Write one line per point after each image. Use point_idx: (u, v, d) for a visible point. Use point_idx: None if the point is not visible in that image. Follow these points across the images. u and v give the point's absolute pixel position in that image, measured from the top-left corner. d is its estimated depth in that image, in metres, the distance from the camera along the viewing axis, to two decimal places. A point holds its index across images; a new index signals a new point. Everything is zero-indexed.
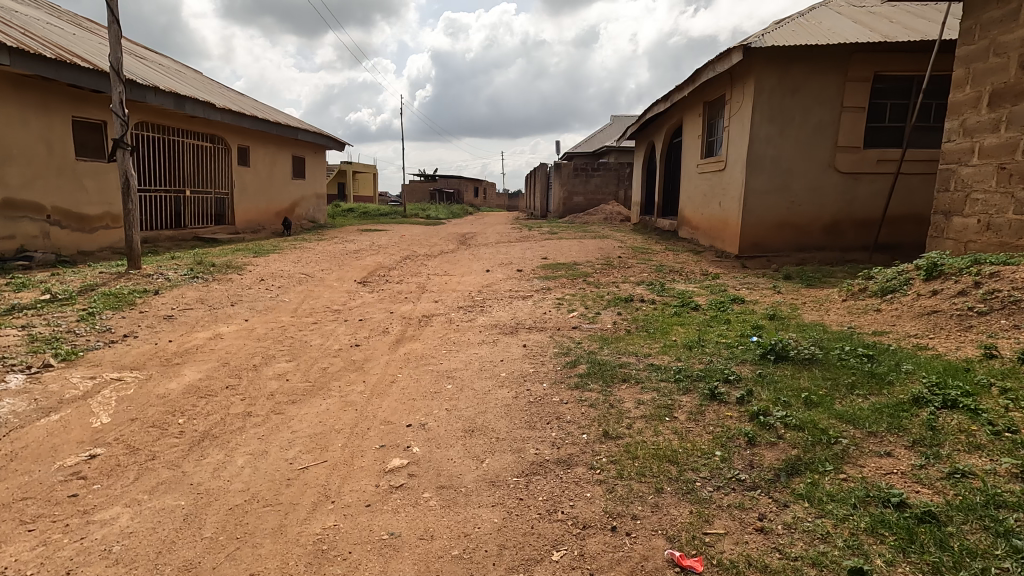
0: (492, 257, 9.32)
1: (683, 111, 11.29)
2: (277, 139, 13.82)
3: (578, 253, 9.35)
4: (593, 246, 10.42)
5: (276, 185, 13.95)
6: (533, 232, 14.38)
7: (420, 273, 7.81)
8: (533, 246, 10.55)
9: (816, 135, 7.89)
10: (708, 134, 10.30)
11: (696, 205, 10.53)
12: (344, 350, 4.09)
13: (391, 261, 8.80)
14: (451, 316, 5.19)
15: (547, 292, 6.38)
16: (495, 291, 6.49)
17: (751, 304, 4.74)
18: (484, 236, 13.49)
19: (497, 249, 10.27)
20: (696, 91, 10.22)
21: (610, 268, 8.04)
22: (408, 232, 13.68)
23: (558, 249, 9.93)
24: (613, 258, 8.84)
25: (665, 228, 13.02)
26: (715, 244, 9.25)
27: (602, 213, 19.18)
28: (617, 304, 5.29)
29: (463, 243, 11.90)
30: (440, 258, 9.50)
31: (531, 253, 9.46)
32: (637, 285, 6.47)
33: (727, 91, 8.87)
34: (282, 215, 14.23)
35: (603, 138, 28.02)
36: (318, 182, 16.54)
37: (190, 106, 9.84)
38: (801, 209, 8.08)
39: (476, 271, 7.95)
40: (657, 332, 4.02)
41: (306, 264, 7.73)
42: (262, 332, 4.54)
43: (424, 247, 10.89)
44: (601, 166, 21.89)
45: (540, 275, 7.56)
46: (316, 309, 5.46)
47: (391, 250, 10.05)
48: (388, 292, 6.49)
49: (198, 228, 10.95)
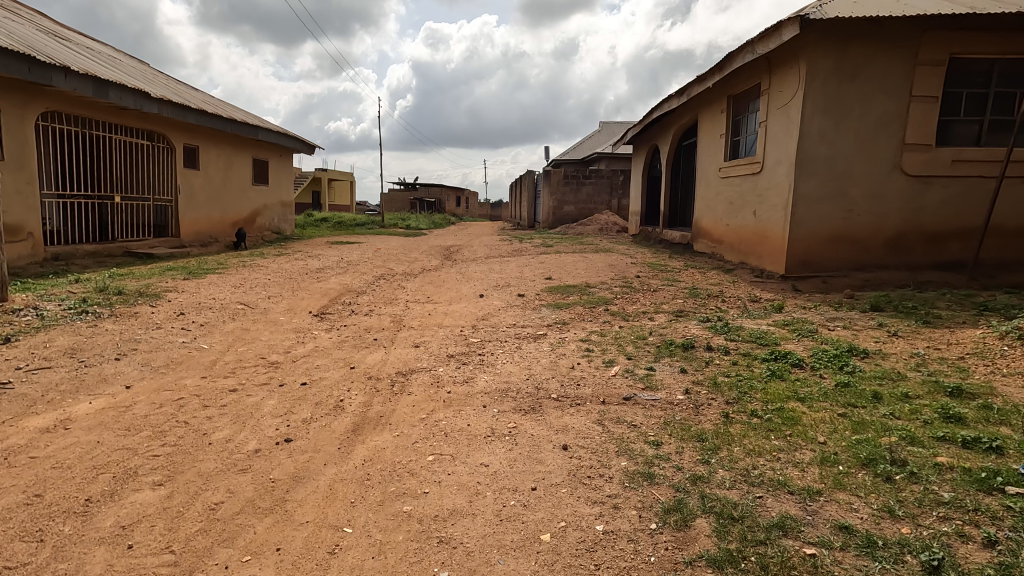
0: (483, 276, 7.74)
1: (701, 106, 9.91)
2: (232, 139, 12.09)
3: (587, 272, 7.85)
4: (602, 263, 8.92)
5: (232, 191, 12.22)
6: (526, 245, 12.85)
7: (396, 300, 6.21)
8: (530, 262, 9.01)
9: (878, 130, 6.52)
10: (733, 133, 8.91)
11: (719, 215, 9.11)
12: (266, 453, 2.47)
13: (362, 283, 7.18)
14: (439, 374, 3.59)
15: (564, 330, 4.83)
16: (495, 328, 4.92)
17: (882, 359, 3.23)
18: (471, 249, 11.91)
19: (489, 266, 8.71)
20: (719, 82, 8.83)
21: (632, 291, 6.54)
22: (384, 245, 12.04)
23: (561, 267, 8.40)
24: (630, 279, 7.35)
25: (676, 240, 11.59)
26: (749, 261, 7.80)
27: (597, 222, 17.77)
28: (673, 355, 3.74)
29: (448, 258, 10.32)
30: (421, 278, 7.88)
31: (530, 272, 7.91)
32: (682, 320, 4.95)
33: (764, 80, 7.47)
34: (239, 225, 12.52)
35: (593, 145, 26.77)
36: (283, 188, 14.82)
37: (116, 94, 8.11)
38: (860, 220, 6.68)
39: (467, 296, 6.35)
40: (776, 419, 2.49)
41: (249, 289, 6.06)
42: (141, 412, 2.90)
43: (402, 263, 9.29)
44: (593, 173, 20.49)
45: (549, 303, 6.02)
46: (246, 363, 3.82)
47: (362, 268, 8.41)
48: (353, 329, 4.87)
49: (131, 241, 9.21)
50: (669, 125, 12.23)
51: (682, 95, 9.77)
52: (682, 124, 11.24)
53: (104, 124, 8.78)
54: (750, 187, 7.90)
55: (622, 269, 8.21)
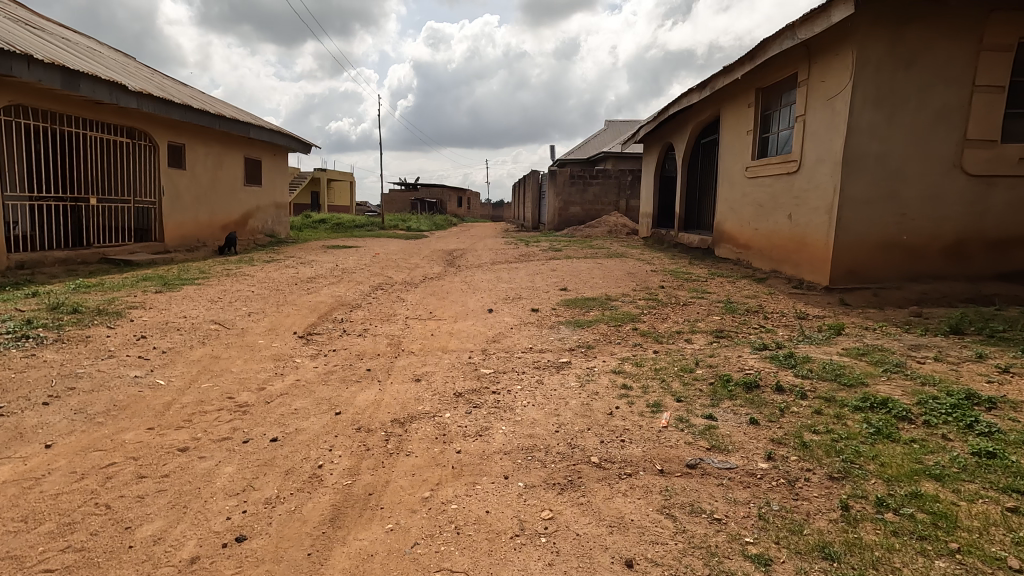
0: (491, 286, 7.04)
1: (724, 101, 9.20)
2: (222, 137, 11.39)
3: (605, 282, 7.13)
4: (619, 270, 8.21)
5: (222, 192, 11.54)
6: (534, 249, 12.14)
7: (394, 316, 5.51)
8: (541, 270, 8.30)
9: (936, 124, 5.80)
10: (762, 129, 8.19)
11: (745, 218, 8.39)
12: (205, 565, 1.76)
13: (357, 295, 6.49)
14: (446, 424, 2.88)
15: (590, 357, 4.13)
16: (509, 353, 4.22)
17: (1013, 411, 2.52)
18: (475, 254, 11.21)
19: (497, 274, 7.99)
20: (748, 74, 8.10)
21: (659, 305, 5.83)
22: (383, 249, 11.35)
23: (576, 276, 7.69)
24: (654, 290, 6.65)
25: (694, 244, 10.89)
26: (784, 269, 7.09)
27: (605, 224, 17.07)
28: (733, 396, 3.04)
29: (451, 264, 9.61)
30: (422, 288, 7.17)
31: (542, 282, 7.20)
32: (727, 344, 4.24)
33: (802, 70, 6.75)
34: (229, 229, 11.84)
35: (598, 144, 26.07)
36: (277, 188, 14.14)
37: (87, 86, 7.42)
38: (914, 225, 5.96)
39: (474, 311, 5.65)
40: (918, 516, 1.79)
41: (227, 304, 5.35)
42: (50, 489, 2.18)
43: (403, 270, 8.59)
44: (600, 173, 19.75)
45: (567, 320, 5.32)
46: (208, 407, 3.11)
47: (357, 277, 7.70)
48: (342, 355, 4.17)
49: (108, 247, 8.52)
50: (686, 121, 11.52)
51: (703, 89, 9.06)
52: (701, 120, 10.54)
53: (79, 120, 8.10)
54: (784, 189, 7.18)
55: (643, 278, 7.49)
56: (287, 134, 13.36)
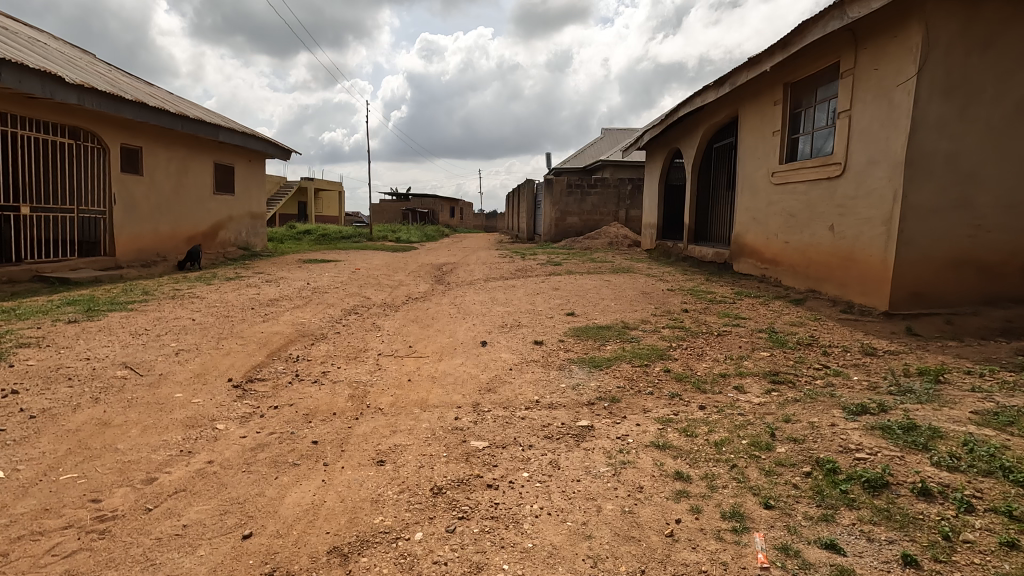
0: (485, 309, 6.01)
1: (744, 99, 8.25)
2: (187, 140, 10.33)
3: (619, 304, 6.12)
4: (632, 288, 7.19)
5: (187, 202, 10.47)
6: (531, 263, 11.12)
7: (365, 351, 4.45)
8: (544, 289, 7.28)
9: (1017, 118, 4.86)
10: (792, 129, 7.23)
11: (772, 229, 7.44)
12: None
13: (325, 322, 5.44)
14: (414, 560, 1.82)
15: (617, 418, 3.08)
16: (509, 412, 3.17)
17: None
18: (466, 268, 10.17)
19: (492, 294, 6.95)
20: (776, 67, 7.14)
21: (689, 335, 4.82)
22: (365, 264, 10.32)
23: (583, 296, 6.66)
24: (678, 314, 5.63)
25: (708, 258, 9.92)
26: (826, 290, 6.10)
27: (605, 235, 16.12)
28: (852, 503, 2.00)
29: (439, 282, 8.55)
30: (404, 312, 6.12)
31: (545, 304, 6.17)
32: (796, 399, 3.21)
33: (848, 58, 5.79)
34: (196, 242, 10.76)
35: (594, 153, 25.24)
36: (253, 196, 13.09)
37: (12, 77, 6.38)
38: (990, 239, 5.00)
39: (464, 345, 4.60)
40: None
41: (154, 339, 4.26)
42: None
43: (384, 290, 7.54)
44: (598, 182, 18.81)
45: (578, 356, 4.29)
46: (52, 522, 2.03)
47: (329, 298, 6.62)
48: (285, 417, 3.10)
49: (46, 263, 7.44)
50: (698, 124, 10.60)
51: (722, 86, 8.13)
52: (716, 121, 9.65)
53: (9, 118, 7.05)
54: (824, 196, 6.22)
55: (661, 299, 6.47)
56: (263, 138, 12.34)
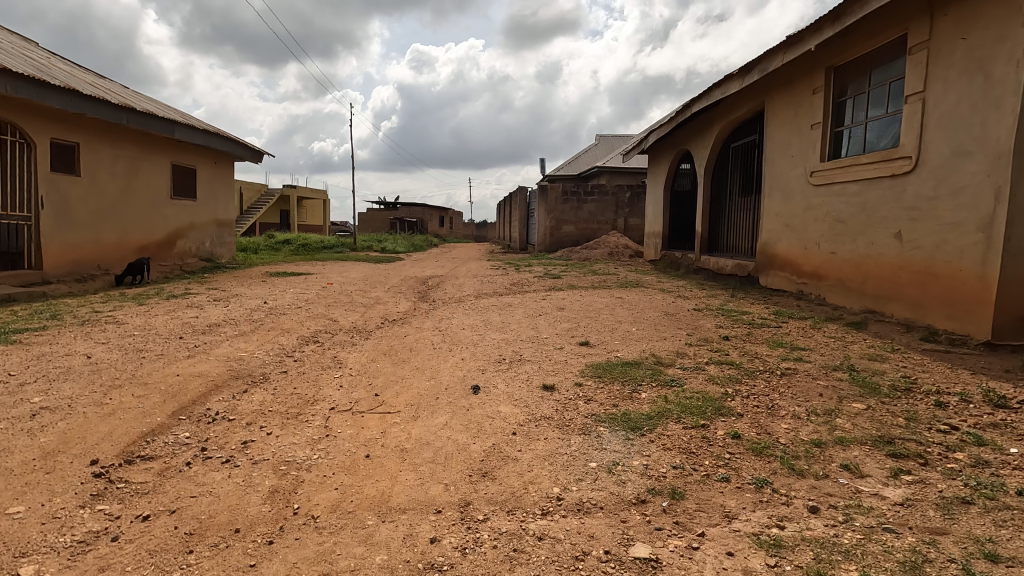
0: (475, 336, 4.84)
1: (774, 89, 7.19)
2: (137, 137, 9.11)
3: (641, 329, 4.98)
4: (651, 307, 6.06)
5: (137, 209, 9.23)
6: (528, 276, 9.97)
7: (314, 404, 3.26)
8: (547, 308, 6.12)
9: None
10: (837, 120, 6.16)
11: (813, 238, 6.37)
12: None
13: (271, 358, 4.24)
14: None
15: (692, 540, 1.92)
16: (517, 529, 1.99)
17: None
18: (455, 282, 9.01)
19: (484, 315, 5.78)
20: (819, 47, 6.08)
21: (745, 376, 3.68)
22: (339, 277, 9.15)
23: (596, 318, 5.51)
24: (719, 344, 4.50)
25: (727, 270, 8.84)
26: (893, 311, 5.02)
27: (605, 245, 15.03)
28: None
29: (422, 299, 7.39)
30: (376, 339, 4.94)
31: (550, 330, 5.01)
32: (962, 497, 2.08)
33: (922, 28, 4.73)
34: (148, 254, 9.51)
35: (589, 160, 24.28)
36: (220, 202, 11.87)
37: None
38: None
39: (449, 393, 3.42)
40: None
41: (11, 392, 3.03)
42: None
43: (357, 310, 6.35)
44: (595, 189, 17.76)
45: (606, 410, 3.14)
46: None
47: (285, 323, 5.42)
48: (152, 543, 1.89)
49: None
50: (713, 121, 9.57)
51: (748, 74, 7.09)
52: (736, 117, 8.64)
53: None
54: (886, 197, 5.16)
55: (690, 321, 5.35)
56: (229, 137, 11.14)
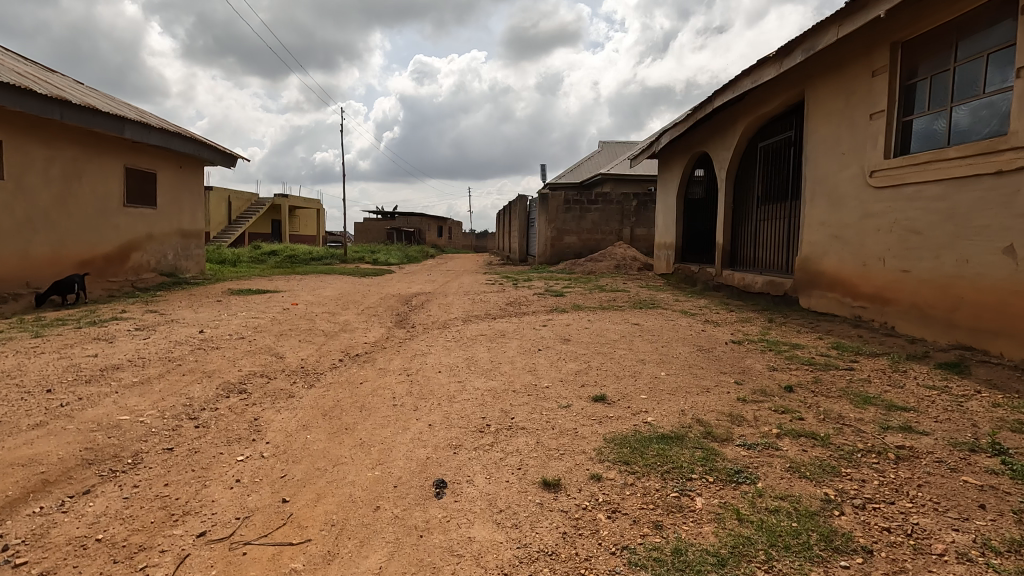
0: (452, 385, 3.64)
1: (820, 74, 6.05)
2: (79, 135, 7.96)
3: (672, 374, 3.78)
4: (678, 338, 4.86)
5: (80, 217, 8.09)
6: (526, 294, 8.80)
7: (176, 523, 2.05)
8: (549, 339, 4.92)
9: None
10: (905, 108, 5.02)
11: (875, 253, 5.20)
12: None
13: (162, 424, 3.03)
14: None
15: None
16: None
17: None
18: (443, 302, 7.84)
19: (468, 350, 4.58)
20: (884, 17, 4.94)
21: (846, 465, 2.45)
22: (310, 296, 7.98)
23: (610, 356, 4.31)
24: (784, 401, 3.28)
25: (755, 289, 7.67)
26: (1001, 349, 3.86)
27: (611, 257, 13.87)
28: None
29: (400, 324, 6.22)
30: (322, 388, 3.74)
31: (553, 376, 3.80)
32: None
33: None
34: (93, 269, 8.35)
35: (592, 167, 23.21)
36: (186, 210, 10.74)
37: None
38: None
39: (396, 500, 2.21)
40: None
41: None
42: None
43: (313, 342, 5.15)
44: (599, 197, 16.63)
45: (643, 538, 1.94)
46: None
47: (212, 362, 4.23)
48: None
49: None
50: (737, 118, 8.44)
51: (789, 57, 5.96)
52: (765, 112, 7.50)
53: None
54: (987, 201, 4.00)
55: (733, 359, 4.16)
56: (194, 138, 10.02)
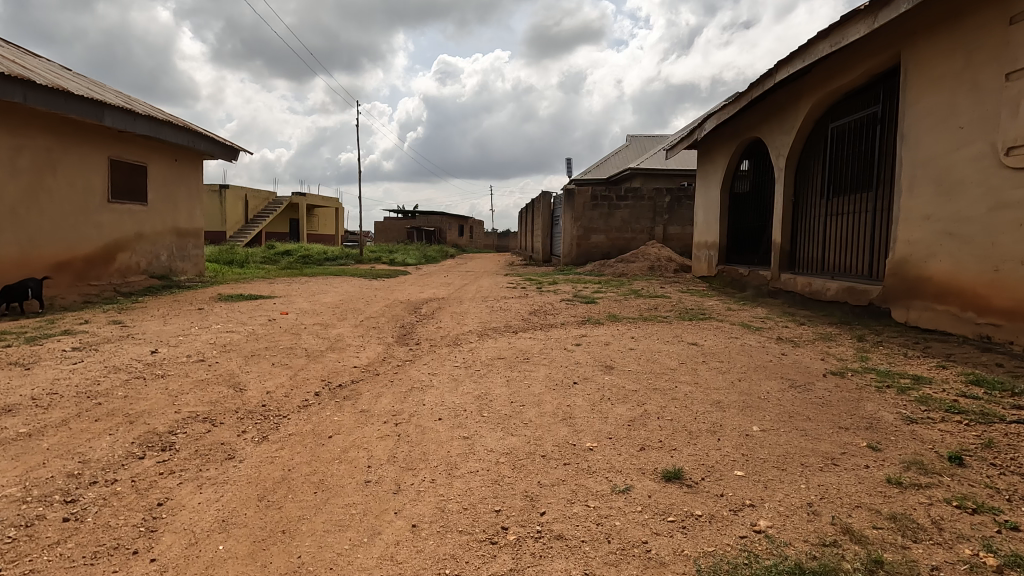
0: (455, 444, 2.56)
1: (929, 29, 4.82)
2: (52, 122, 7.13)
3: (771, 431, 2.63)
4: (756, 367, 3.70)
5: (55, 213, 7.27)
6: (553, 300, 7.70)
7: None
8: (586, 366, 3.81)
9: None
10: None
11: (1017, 253, 3.96)
12: None
13: (14, 514, 2.02)
14: None
15: None
16: None
17: None
18: (456, 311, 6.79)
19: (481, 382, 3.50)
20: None
21: None
22: (306, 303, 7.02)
23: (671, 395, 3.18)
24: (962, 486, 2.12)
25: (828, 296, 6.42)
26: None
27: (644, 258, 12.67)
28: None
29: (402, 340, 5.19)
30: (277, 442, 2.70)
31: (597, 431, 2.70)
32: None
33: None
34: (71, 271, 7.53)
35: (619, 163, 21.97)
36: (182, 207, 9.93)
37: None
38: None
39: None
40: None
41: None
42: None
43: (290, 365, 4.14)
44: (629, 193, 15.41)
45: None
46: None
47: (145, 399, 3.23)
48: None
49: None
50: (801, 95, 7.19)
51: (888, 7, 4.74)
52: (840, 86, 6.27)
53: None
54: None
55: (845, 403, 2.99)
56: (188, 129, 9.17)
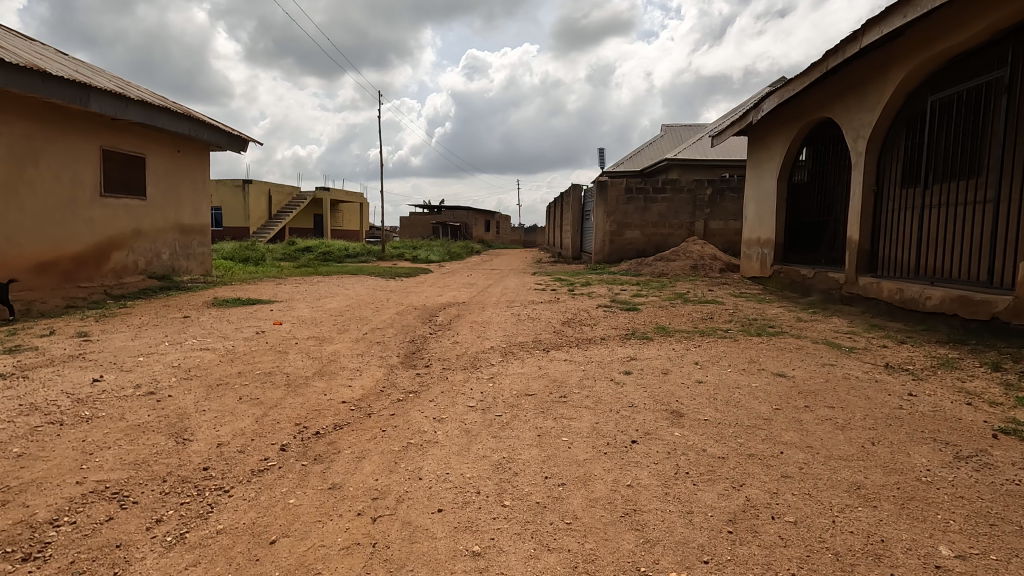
0: (458, 569, 1.62)
1: None
2: (32, 107, 6.44)
3: (972, 557, 1.61)
4: (886, 419, 2.64)
5: (37, 209, 6.61)
6: (589, 307, 6.70)
7: None
8: (645, 412, 2.82)
9: None
10: None
11: None
12: None
13: None
14: None
15: None
16: None
17: None
18: (476, 321, 5.86)
19: (503, 436, 2.56)
20: None
21: None
22: (307, 309, 6.19)
23: (780, 471, 2.17)
24: None
25: (929, 305, 5.26)
26: None
27: (686, 256, 11.54)
28: None
29: (408, 360, 4.29)
30: (194, 550, 1.80)
31: (683, 545, 1.72)
32: None
33: None
34: (56, 272, 6.88)
35: (653, 154, 20.75)
36: (186, 202, 9.28)
37: None
38: None
39: None
40: None
41: None
42: None
43: (261, 400, 3.25)
44: (667, 185, 14.24)
45: None
46: None
47: (46, 460, 2.37)
48: None
49: None
50: (891, 63, 6.00)
51: None
52: (952, 46, 5.10)
53: None
54: None
55: None
56: (189, 116, 8.46)
